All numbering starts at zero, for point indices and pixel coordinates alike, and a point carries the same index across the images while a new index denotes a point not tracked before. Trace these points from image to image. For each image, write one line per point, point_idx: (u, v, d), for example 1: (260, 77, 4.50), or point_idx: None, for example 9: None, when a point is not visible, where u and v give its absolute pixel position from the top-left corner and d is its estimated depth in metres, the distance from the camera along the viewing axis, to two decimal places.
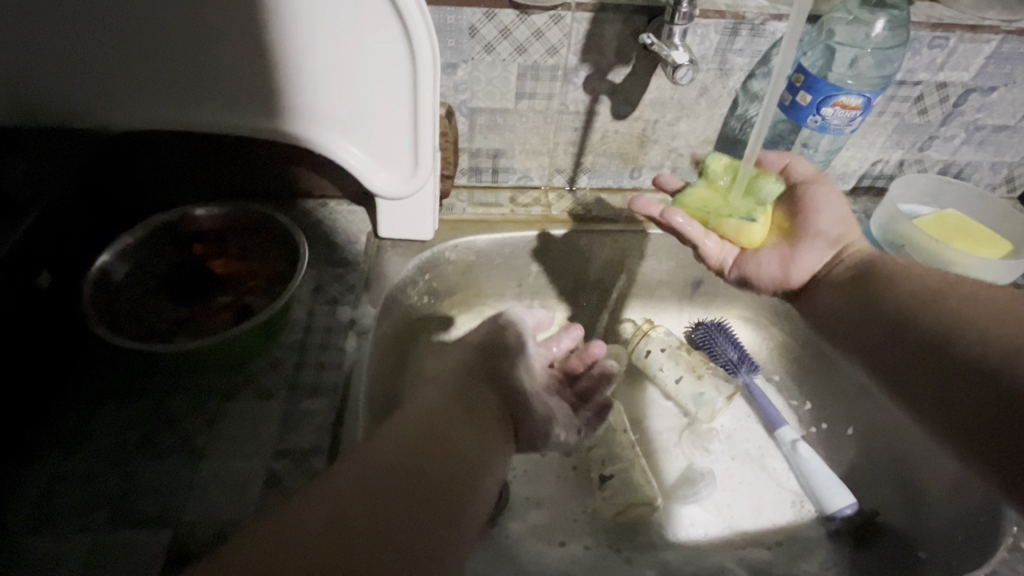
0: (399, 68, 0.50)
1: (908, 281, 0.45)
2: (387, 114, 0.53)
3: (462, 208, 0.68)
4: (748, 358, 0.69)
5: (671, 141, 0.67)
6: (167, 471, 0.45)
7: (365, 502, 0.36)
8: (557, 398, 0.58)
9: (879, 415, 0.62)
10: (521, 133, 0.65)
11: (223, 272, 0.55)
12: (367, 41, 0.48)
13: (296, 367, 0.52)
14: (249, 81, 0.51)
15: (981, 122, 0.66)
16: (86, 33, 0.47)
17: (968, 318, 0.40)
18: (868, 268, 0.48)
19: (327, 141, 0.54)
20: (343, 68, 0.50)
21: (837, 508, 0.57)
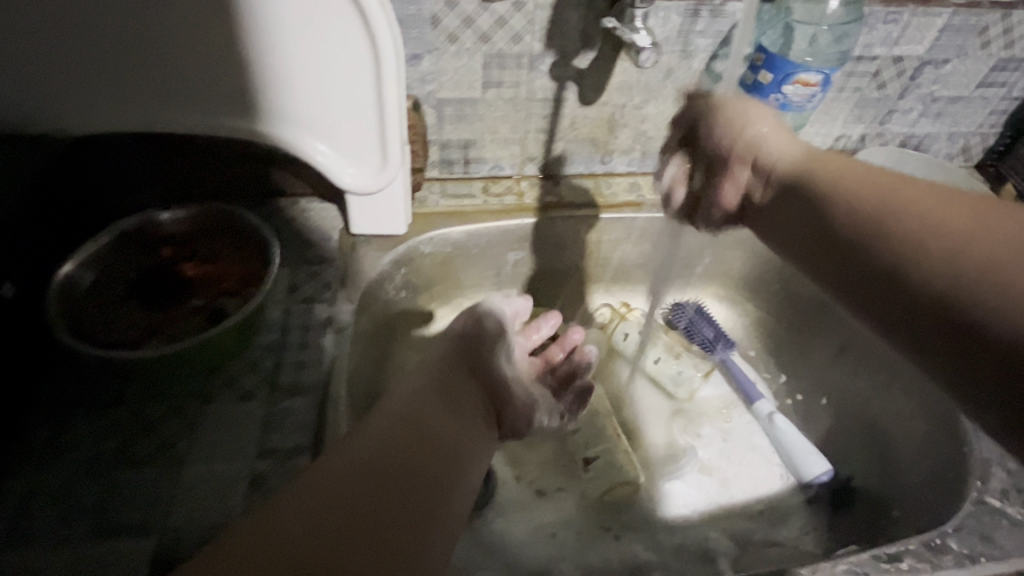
0: (360, 60, 0.49)
1: (848, 190, 0.42)
2: (352, 112, 0.53)
3: (435, 200, 0.68)
4: (723, 336, 0.70)
5: (639, 125, 0.67)
6: (147, 479, 0.44)
7: (346, 501, 0.36)
8: (539, 383, 0.58)
9: (851, 384, 0.64)
10: (490, 123, 0.65)
11: (193, 276, 0.54)
12: (328, 37, 0.48)
13: (275, 366, 0.52)
14: (207, 79, 0.50)
15: (938, 93, 0.68)
16: (33, 35, 0.45)
17: (922, 228, 0.37)
18: (805, 183, 0.45)
19: (293, 137, 0.54)
20: (303, 65, 0.49)
21: (814, 475, 0.60)
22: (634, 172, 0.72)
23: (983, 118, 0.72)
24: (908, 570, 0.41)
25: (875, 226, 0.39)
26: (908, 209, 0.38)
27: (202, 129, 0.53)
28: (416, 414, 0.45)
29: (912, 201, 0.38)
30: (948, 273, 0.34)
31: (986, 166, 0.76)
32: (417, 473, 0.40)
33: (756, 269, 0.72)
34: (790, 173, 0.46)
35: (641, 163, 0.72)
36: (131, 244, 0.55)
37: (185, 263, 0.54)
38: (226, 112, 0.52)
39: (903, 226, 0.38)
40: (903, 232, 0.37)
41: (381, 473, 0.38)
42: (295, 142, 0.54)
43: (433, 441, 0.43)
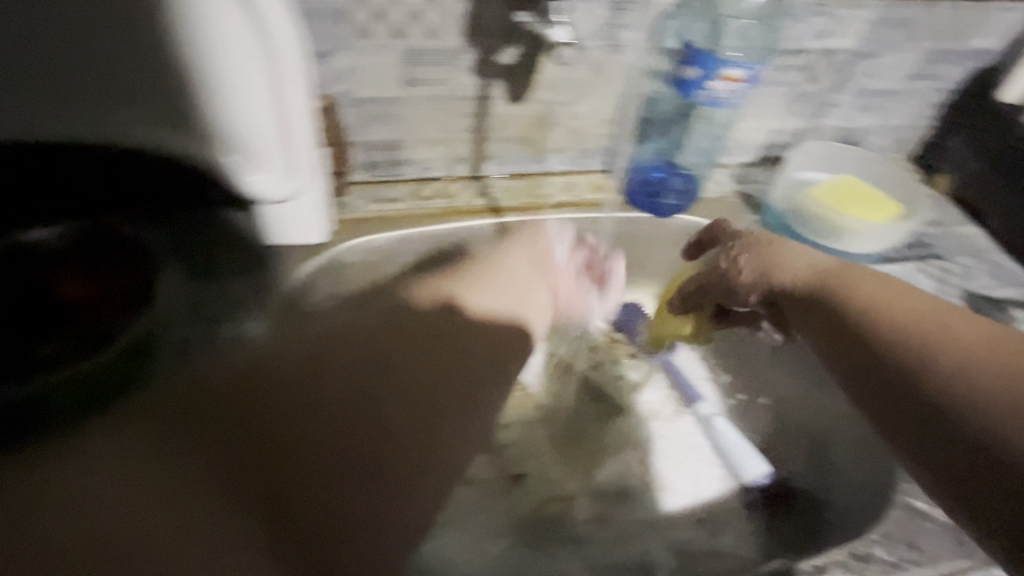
0: (238, 64, 0.44)
1: (887, 317, 0.41)
2: (240, 120, 0.47)
3: (360, 205, 0.64)
4: (665, 338, 0.69)
5: (572, 122, 0.65)
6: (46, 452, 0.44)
7: (336, 406, 0.42)
8: (581, 283, 0.65)
9: (789, 384, 0.63)
10: (414, 122, 0.61)
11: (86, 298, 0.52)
12: (199, 40, 0.43)
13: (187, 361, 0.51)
14: (79, 80, 0.46)
15: (871, 86, 0.67)
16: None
17: (957, 361, 0.36)
18: (828, 294, 0.46)
19: (191, 141, 0.50)
20: (179, 69, 0.44)
21: (754, 477, 0.59)
22: (570, 171, 0.70)
23: (917, 110, 0.71)
24: None
25: (889, 334, 0.41)
26: (942, 340, 0.38)
27: (92, 135, 0.50)
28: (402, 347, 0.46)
29: (959, 338, 0.37)
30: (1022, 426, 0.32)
31: (922, 158, 0.76)
32: (383, 400, 0.42)
33: None
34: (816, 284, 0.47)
35: (577, 161, 0.69)
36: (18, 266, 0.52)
37: (77, 285, 0.53)
38: (113, 113, 0.48)
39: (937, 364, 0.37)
40: (913, 348, 0.39)
41: (327, 404, 0.42)
42: (195, 146, 0.50)
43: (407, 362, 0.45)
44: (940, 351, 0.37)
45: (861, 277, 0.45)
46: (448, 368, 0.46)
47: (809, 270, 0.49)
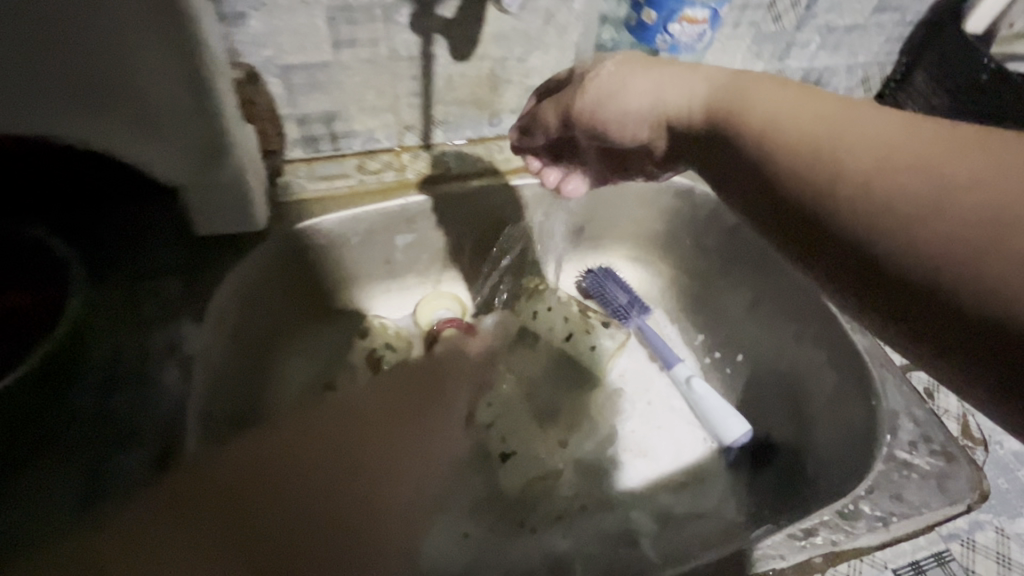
0: (141, 39, 0.37)
1: (789, 148, 0.32)
2: (153, 98, 0.41)
3: (301, 185, 0.58)
4: (637, 301, 0.67)
5: (525, 79, 0.60)
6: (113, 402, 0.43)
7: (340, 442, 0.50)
8: None
9: (763, 339, 0.62)
10: (352, 89, 0.56)
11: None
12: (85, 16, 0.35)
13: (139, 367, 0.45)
14: None
15: (836, 22, 0.64)
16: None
17: (897, 179, 0.27)
18: (727, 134, 0.37)
19: (84, 124, 0.42)
20: (67, 53, 0.37)
21: (733, 438, 0.58)
22: None
23: (880, 46, 0.69)
24: (824, 544, 0.39)
25: (848, 159, 0.30)
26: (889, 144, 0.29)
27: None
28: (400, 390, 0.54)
29: (868, 126, 0.30)
30: (915, 219, 0.26)
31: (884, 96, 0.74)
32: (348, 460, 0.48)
33: (665, 226, 0.68)
34: (709, 112, 0.38)
35: None
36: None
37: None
38: None
39: (941, 197, 0.26)
40: (834, 171, 0.30)
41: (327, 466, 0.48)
42: (98, 129, 0.42)
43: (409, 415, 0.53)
44: (915, 150, 0.28)
45: (776, 92, 0.36)
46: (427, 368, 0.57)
47: (695, 104, 0.39)
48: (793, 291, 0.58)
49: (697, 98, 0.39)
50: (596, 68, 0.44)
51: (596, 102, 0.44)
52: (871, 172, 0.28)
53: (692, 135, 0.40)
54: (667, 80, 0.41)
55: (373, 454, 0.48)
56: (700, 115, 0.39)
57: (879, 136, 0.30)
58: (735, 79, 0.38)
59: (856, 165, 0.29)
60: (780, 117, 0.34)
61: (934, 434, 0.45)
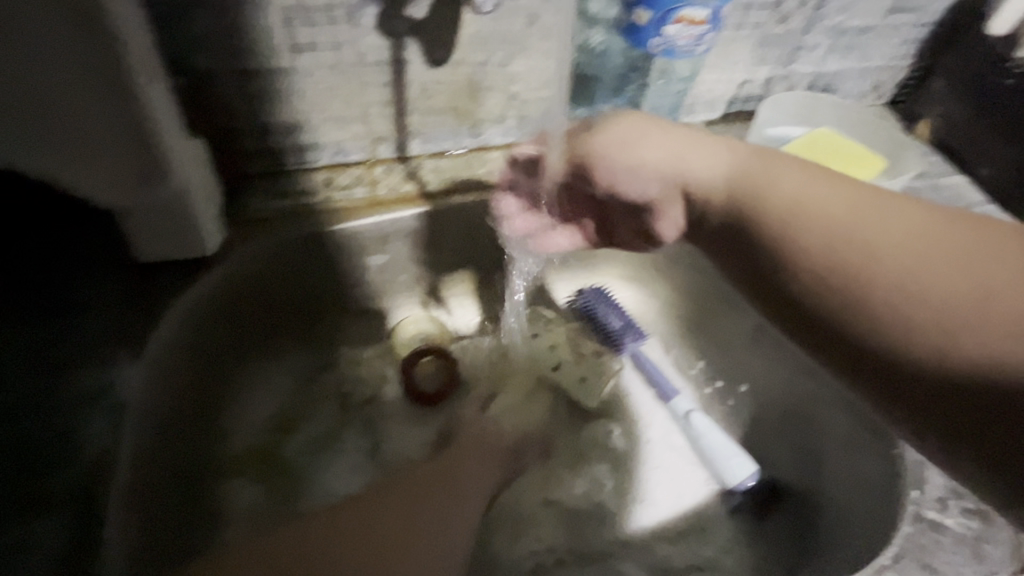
0: (59, 42, 0.33)
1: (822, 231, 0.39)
2: (70, 110, 0.36)
3: (261, 203, 0.53)
4: (631, 325, 0.62)
5: (508, 86, 0.55)
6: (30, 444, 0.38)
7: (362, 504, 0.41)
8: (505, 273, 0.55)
9: (770, 369, 0.57)
10: (315, 98, 0.50)
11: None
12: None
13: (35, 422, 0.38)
14: None
15: (847, 24, 0.59)
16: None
17: (899, 269, 0.37)
18: (746, 221, 0.43)
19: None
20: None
21: (738, 481, 0.53)
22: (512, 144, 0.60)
23: (894, 50, 0.64)
24: None
25: (808, 257, 0.39)
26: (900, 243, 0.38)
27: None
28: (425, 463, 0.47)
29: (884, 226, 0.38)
30: (901, 301, 0.36)
31: (897, 103, 0.69)
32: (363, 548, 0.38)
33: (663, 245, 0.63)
34: (732, 188, 0.44)
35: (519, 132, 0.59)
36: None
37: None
38: None
39: (886, 289, 0.37)
40: (807, 271, 0.39)
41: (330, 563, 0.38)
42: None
43: (413, 492, 0.43)
44: (887, 250, 0.37)
45: (786, 192, 0.42)
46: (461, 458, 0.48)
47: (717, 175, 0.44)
48: None
49: (720, 174, 0.44)
50: (608, 122, 0.46)
51: (606, 152, 0.46)
52: (836, 270, 0.38)
53: (709, 214, 0.45)
54: (688, 148, 0.45)
55: (410, 533, 0.40)
56: (721, 201, 0.44)
57: (888, 227, 0.38)
58: (756, 159, 0.44)
59: (834, 264, 0.38)
60: (788, 215, 0.41)
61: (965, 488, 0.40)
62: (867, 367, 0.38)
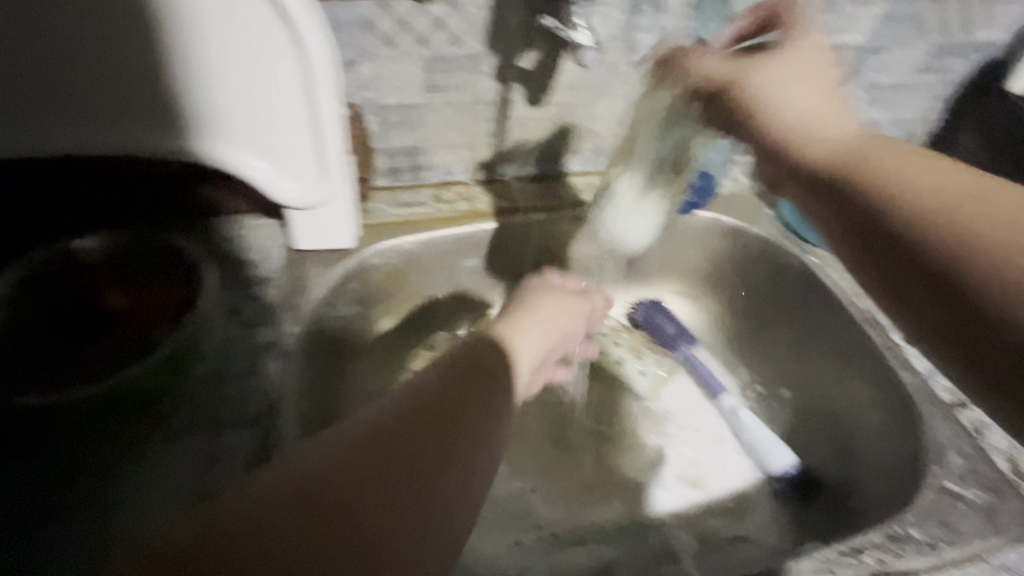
0: (290, 73, 0.46)
1: (918, 197, 0.40)
2: (286, 124, 0.50)
3: (385, 212, 0.65)
4: (685, 332, 0.70)
5: (589, 124, 0.66)
6: (216, 392, 0.49)
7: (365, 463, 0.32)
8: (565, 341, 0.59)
9: (809, 376, 0.65)
10: (436, 128, 0.63)
11: (98, 292, 0.50)
12: (252, 44, 0.45)
13: (219, 372, 0.50)
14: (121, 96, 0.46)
15: (882, 80, 0.69)
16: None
17: (999, 232, 0.36)
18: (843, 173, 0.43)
19: (210, 137, 0.50)
20: (232, 78, 0.46)
21: (781, 468, 0.60)
22: (587, 172, 0.71)
23: (926, 104, 0.73)
24: (871, 563, 0.41)
25: (913, 202, 0.40)
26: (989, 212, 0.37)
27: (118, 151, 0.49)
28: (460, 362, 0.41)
29: (976, 193, 0.39)
30: (985, 256, 0.36)
31: (930, 151, 0.77)
32: (390, 487, 0.32)
33: (713, 264, 0.72)
34: (835, 152, 0.44)
35: (594, 162, 0.70)
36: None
37: (83, 266, 0.50)
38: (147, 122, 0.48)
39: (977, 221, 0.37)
40: (906, 209, 0.39)
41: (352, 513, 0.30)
42: (231, 149, 0.51)
43: (437, 447, 0.35)
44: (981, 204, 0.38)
45: (894, 152, 0.43)
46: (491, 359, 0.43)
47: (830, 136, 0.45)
48: (839, 332, 0.61)
49: (825, 141, 0.45)
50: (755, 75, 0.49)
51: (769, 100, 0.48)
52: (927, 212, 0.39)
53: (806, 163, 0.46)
54: (811, 116, 0.47)
55: (461, 443, 0.36)
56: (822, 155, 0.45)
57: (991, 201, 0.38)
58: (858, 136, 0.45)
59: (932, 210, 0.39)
60: (889, 168, 0.42)
61: (981, 469, 0.47)
62: (961, 312, 0.36)
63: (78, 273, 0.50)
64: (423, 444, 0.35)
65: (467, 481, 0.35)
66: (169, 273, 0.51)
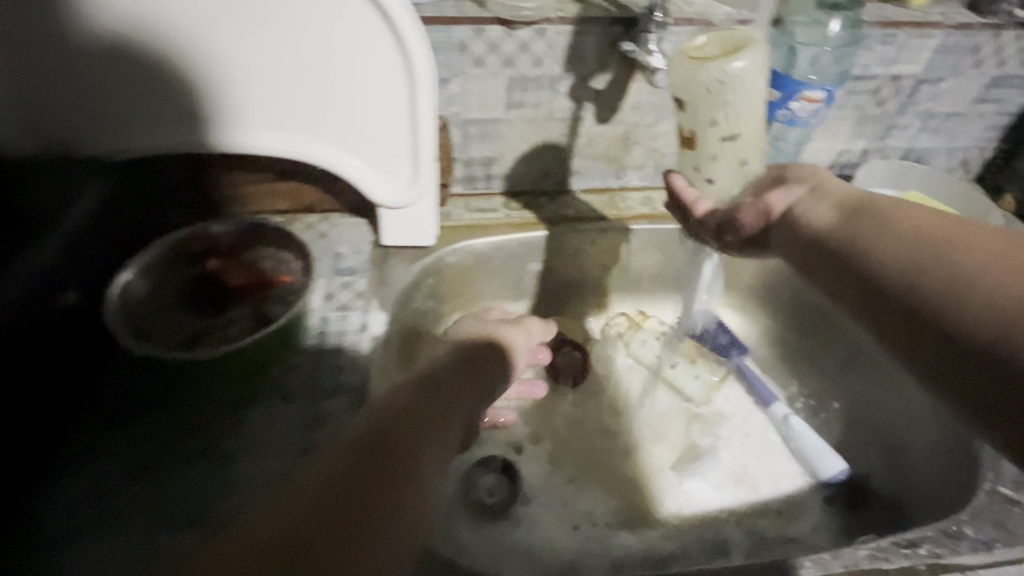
0: (395, 82, 0.53)
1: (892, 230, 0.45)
2: (386, 127, 0.56)
3: (460, 214, 0.70)
4: (736, 341, 0.73)
5: (652, 141, 0.71)
6: (273, 389, 0.52)
7: (349, 464, 0.32)
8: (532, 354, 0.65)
9: (861, 389, 0.67)
10: (512, 141, 0.69)
11: (221, 272, 0.54)
12: (365, 53, 0.52)
13: (319, 352, 0.55)
14: (244, 97, 0.53)
15: (936, 109, 0.72)
16: (92, 32, 0.47)
17: (974, 260, 0.39)
18: (845, 221, 0.48)
19: (318, 138, 0.57)
20: (344, 83, 0.53)
21: (830, 475, 0.62)
22: (646, 187, 0.75)
23: (980, 133, 0.75)
24: (927, 555, 0.43)
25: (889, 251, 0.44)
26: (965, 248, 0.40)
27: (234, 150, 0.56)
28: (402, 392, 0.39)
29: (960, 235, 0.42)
30: (944, 281, 0.40)
31: (984, 179, 0.79)
32: (373, 476, 0.32)
33: (767, 279, 0.75)
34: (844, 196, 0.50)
35: (653, 178, 0.75)
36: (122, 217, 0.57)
37: (207, 250, 0.55)
38: (267, 122, 0.55)
39: (946, 258, 0.41)
40: (882, 256, 0.44)
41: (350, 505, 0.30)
42: (337, 150, 0.57)
43: (406, 445, 0.35)
44: (963, 254, 0.40)
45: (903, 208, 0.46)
46: (438, 385, 0.42)
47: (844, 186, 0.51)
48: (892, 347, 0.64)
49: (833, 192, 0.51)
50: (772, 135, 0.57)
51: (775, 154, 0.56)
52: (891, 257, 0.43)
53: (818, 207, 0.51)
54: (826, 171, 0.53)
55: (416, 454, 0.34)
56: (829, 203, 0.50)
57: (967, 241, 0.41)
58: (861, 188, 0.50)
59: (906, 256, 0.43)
60: (885, 221, 0.46)
61: None
62: (913, 325, 0.41)
63: (202, 255, 0.54)
64: (378, 465, 0.32)
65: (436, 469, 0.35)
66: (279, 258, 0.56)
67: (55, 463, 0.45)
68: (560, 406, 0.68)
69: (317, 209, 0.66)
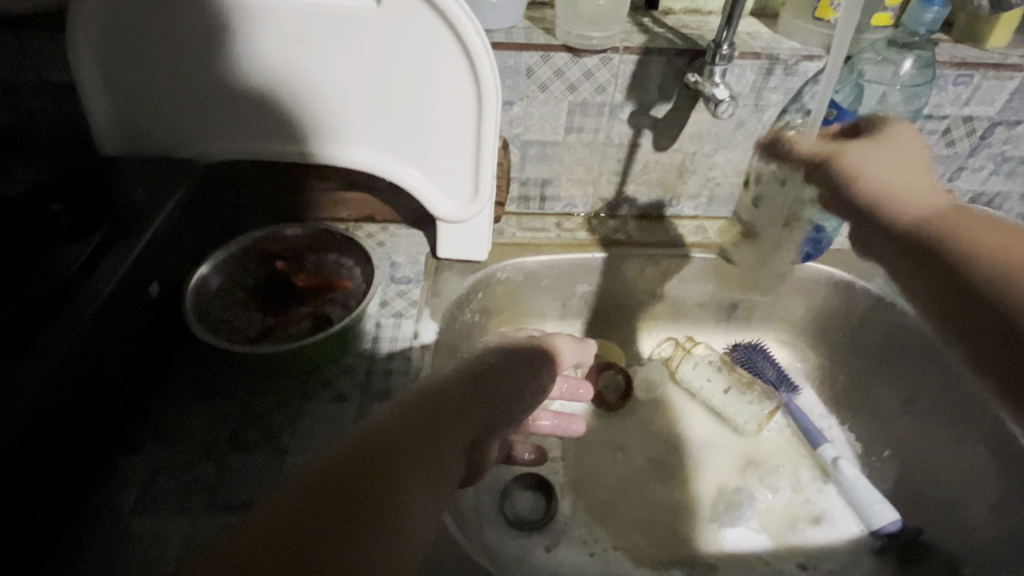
0: (464, 103, 0.56)
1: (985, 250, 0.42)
2: (452, 146, 0.59)
3: (512, 232, 0.72)
4: (786, 377, 0.72)
5: (708, 171, 0.71)
6: (307, 389, 0.53)
7: (317, 492, 0.33)
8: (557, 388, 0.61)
9: (917, 438, 0.65)
10: (568, 164, 0.70)
11: (289, 272, 0.59)
12: (439, 75, 0.54)
13: (368, 372, 0.55)
14: (345, 112, 0.57)
15: (1010, 153, 0.69)
16: (202, 38, 0.52)
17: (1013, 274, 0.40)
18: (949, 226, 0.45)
19: (383, 150, 0.59)
20: (419, 102, 0.56)
21: (881, 525, 0.59)
22: (700, 216, 0.75)
23: None
24: None
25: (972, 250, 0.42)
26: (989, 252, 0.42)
27: (313, 158, 0.60)
28: (387, 421, 0.39)
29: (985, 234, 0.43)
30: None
31: None
32: (332, 503, 0.32)
33: (820, 317, 0.74)
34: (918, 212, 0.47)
35: (707, 208, 0.74)
36: (204, 212, 0.62)
37: (271, 255, 0.60)
38: (366, 137, 0.58)
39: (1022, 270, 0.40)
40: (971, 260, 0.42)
41: (315, 531, 0.31)
42: (423, 167, 0.60)
43: (379, 472, 0.35)
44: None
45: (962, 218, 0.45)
46: (438, 410, 0.41)
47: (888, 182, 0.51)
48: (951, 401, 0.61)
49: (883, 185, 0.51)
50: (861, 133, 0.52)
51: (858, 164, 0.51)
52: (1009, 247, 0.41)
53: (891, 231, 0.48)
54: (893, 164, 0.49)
55: (381, 496, 0.34)
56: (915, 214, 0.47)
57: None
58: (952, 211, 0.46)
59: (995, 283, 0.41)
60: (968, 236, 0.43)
61: None
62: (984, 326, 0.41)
63: (270, 256, 0.60)
64: (342, 505, 0.32)
65: (414, 508, 0.35)
66: (340, 264, 0.60)
67: (123, 442, 0.49)
68: (600, 430, 0.68)
69: (377, 219, 0.70)
